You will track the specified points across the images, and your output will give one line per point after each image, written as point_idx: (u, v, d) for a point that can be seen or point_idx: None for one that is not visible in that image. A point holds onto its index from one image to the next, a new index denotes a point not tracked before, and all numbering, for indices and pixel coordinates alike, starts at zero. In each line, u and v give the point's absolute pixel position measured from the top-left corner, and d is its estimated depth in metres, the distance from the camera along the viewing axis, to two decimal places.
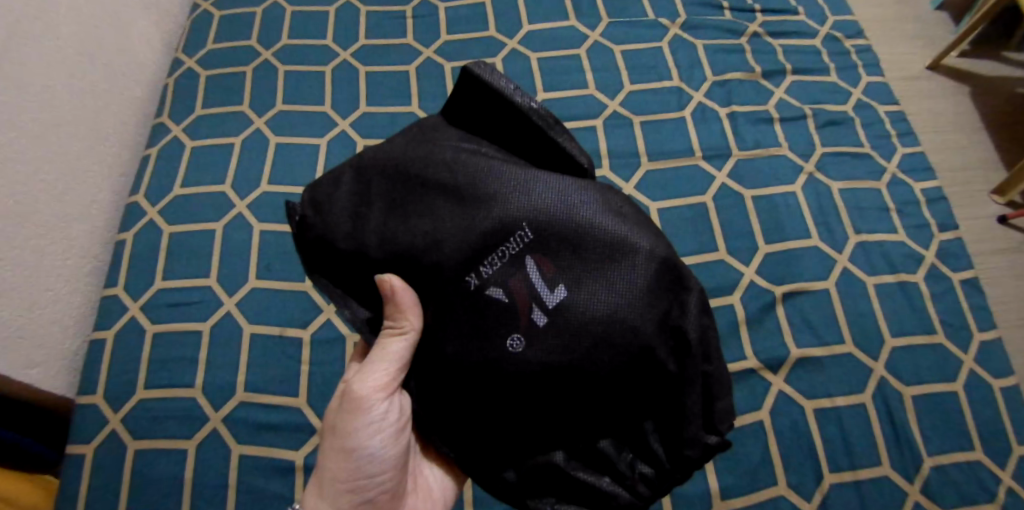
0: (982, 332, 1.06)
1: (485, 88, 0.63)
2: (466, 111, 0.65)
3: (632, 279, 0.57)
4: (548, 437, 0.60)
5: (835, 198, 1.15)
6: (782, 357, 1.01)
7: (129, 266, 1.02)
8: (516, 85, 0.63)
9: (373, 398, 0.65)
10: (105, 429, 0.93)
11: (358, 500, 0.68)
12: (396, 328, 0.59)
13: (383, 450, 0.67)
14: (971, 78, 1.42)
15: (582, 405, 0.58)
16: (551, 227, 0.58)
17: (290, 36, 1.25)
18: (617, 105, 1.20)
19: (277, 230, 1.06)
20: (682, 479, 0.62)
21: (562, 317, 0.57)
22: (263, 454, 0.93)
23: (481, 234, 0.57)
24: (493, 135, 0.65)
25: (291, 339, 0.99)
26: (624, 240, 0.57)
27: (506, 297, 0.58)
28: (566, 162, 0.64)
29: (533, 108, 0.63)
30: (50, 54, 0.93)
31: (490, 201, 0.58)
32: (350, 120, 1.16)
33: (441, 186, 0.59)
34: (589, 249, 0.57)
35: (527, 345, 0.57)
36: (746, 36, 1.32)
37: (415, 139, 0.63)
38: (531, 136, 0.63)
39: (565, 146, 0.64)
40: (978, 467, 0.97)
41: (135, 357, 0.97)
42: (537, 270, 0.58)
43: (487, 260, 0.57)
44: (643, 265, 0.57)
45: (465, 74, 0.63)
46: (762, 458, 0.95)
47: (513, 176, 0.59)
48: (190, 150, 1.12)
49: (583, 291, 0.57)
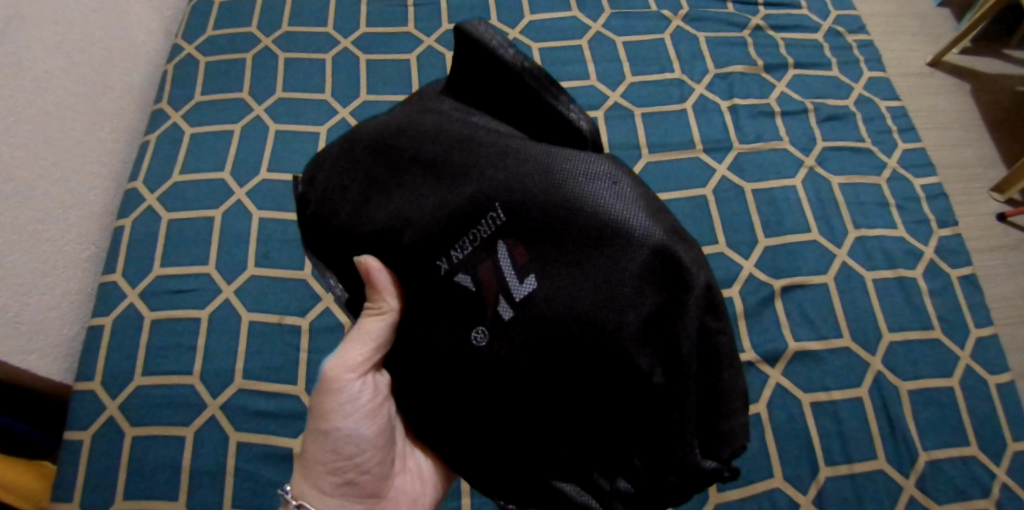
0: (979, 328, 1.07)
1: (479, 47, 0.57)
2: (465, 77, 0.60)
3: (615, 271, 0.51)
4: (527, 447, 0.58)
5: (835, 192, 1.15)
6: (779, 350, 1.01)
7: (127, 253, 1.02)
8: (510, 44, 0.57)
9: (345, 377, 0.64)
10: (102, 416, 0.93)
11: (338, 481, 0.67)
12: (376, 309, 0.59)
13: (359, 428, 0.65)
14: (972, 75, 1.42)
15: (557, 406, 0.56)
16: (525, 212, 0.53)
17: (290, 23, 1.24)
18: (617, 97, 1.20)
19: (277, 218, 1.06)
20: (664, 502, 0.57)
21: (533, 310, 0.53)
22: (261, 441, 0.93)
23: (451, 215, 0.55)
24: (493, 105, 0.59)
25: (289, 327, 0.99)
26: (611, 224, 0.51)
27: (474, 285, 0.55)
28: (565, 128, 0.58)
29: (525, 68, 0.57)
30: (46, 38, 0.92)
31: (464, 180, 0.55)
32: (351, 109, 1.16)
33: (418, 163, 0.57)
34: (568, 236, 0.52)
35: (491, 339, 0.55)
36: (747, 29, 1.31)
37: (408, 110, 0.61)
38: (527, 101, 0.58)
39: (564, 112, 0.58)
40: (972, 463, 0.97)
41: (133, 344, 0.97)
42: (508, 257, 0.54)
43: (458, 244, 0.55)
44: (628, 259, 0.51)
45: (457, 33, 0.57)
46: (759, 452, 0.95)
47: (494, 152, 0.54)
48: (190, 136, 1.12)
49: (559, 281, 0.53)
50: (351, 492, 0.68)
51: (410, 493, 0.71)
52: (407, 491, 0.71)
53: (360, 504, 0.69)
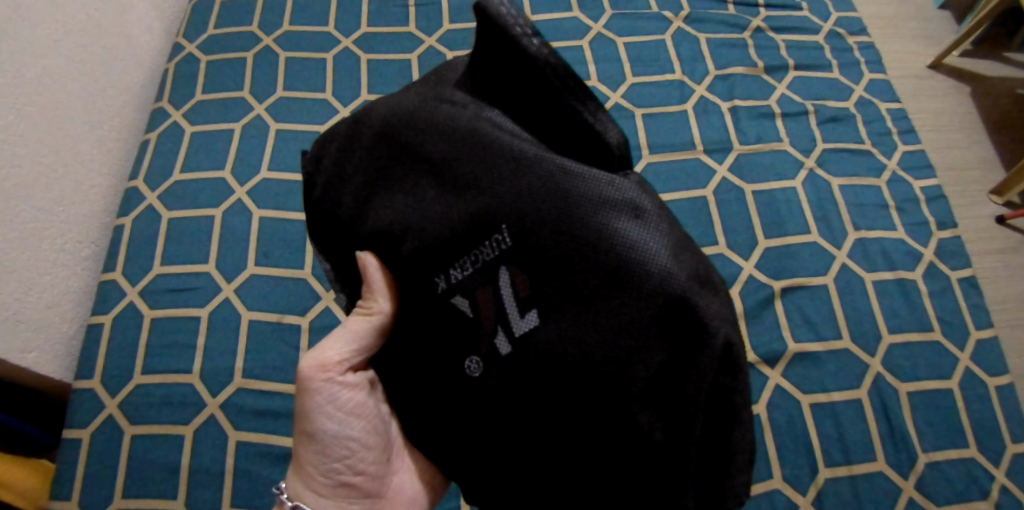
0: (978, 330, 1.07)
1: (501, 34, 0.52)
2: (487, 64, 0.55)
3: (625, 315, 0.49)
4: (515, 464, 0.55)
5: (835, 194, 1.15)
6: (778, 351, 1.01)
7: (127, 251, 1.02)
8: (536, 38, 0.52)
9: (323, 376, 0.64)
10: (101, 414, 0.93)
11: (332, 482, 0.67)
12: (365, 309, 0.60)
13: (344, 426, 0.66)
14: (972, 78, 1.42)
15: (551, 441, 0.53)
16: (529, 241, 0.51)
17: (291, 23, 1.24)
18: (618, 97, 1.20)
19: (276, 216, 1.06)
20: None
21: (532, 347, 0.51)
22: (260, 440, 0.93)
23: (453, 231, 0.53)
24: (512, 101, 0.55)
25: (288, 325, 0.99)
26: (624, 266, 0.48)
27: (471, 310, 0.54)
28: (593, 141, 0.53)
29: (552, 67, 0.52)
30: (47, 36, 0.92)
31: (470, 195, 0.53)
32: (351, 108, 1.16)
33: (425, 168, 0.55)
34: (574, 272, 0.50)
35: (484, 371, 0.54)
36: (748, 30, 1.31)
37: (424, 97, 0.58)
38: (550, 108, 0.53)
39: (593, 123, 0.53)
40: (971, 464, 0.97)
41: (132, 342, 0.96)
42: (510, 284, 0.52)
43: (458, 264, 0.54)
44: (641, 303, 0.48)
45: (480, 16, 0.52)
46: (758, 453, 0.95)
47: (503, 169, 0.52)
48: (190, 135, 1.12)
49: (564, 318, 0.50)
50: (347, 492, 0.68)
51: (408, 491, 0.70)
52: (406, 489, 0.70)
53: (358, 504, 0.68)
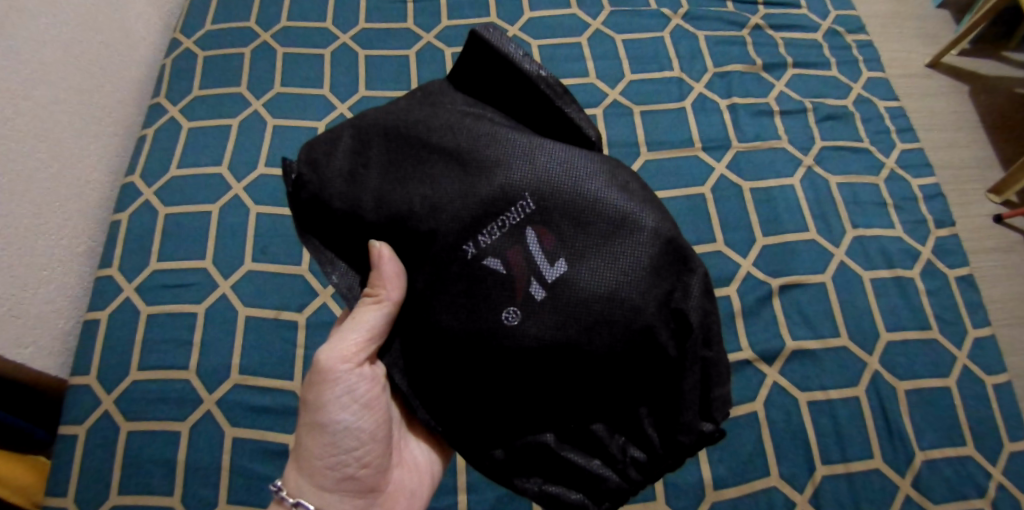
0: (976, 328, 1.07)
1: (495, 55, 0.60)
2: (474, 78, 0.62)
3: (636, 256, 0.54)
4: (540, 410, 0.57)
5: (833, 192, 1.15)
6: (776, 349, 1.01)
7: (123, 246, 1.01)
8: (523, 51, 0.61)
9: (343, 369, 0.63)
10: (97, 410, 0.92)
11: (338, 476, 0.66)
12: (373, 297, 0.57)
13: (357, 421, 0.65)
14: (971, 77, 1.42)
15: (575, 387, 0.56)
16: (551, 198, 0.55)
17: (289, 19, 1.24)
18: (617, 94, 1.20)
19: (273, 213, 1.06)
20: (673, 466, 0.59)
21: (560, 292, 0.54)
22: (256, 437, 0.92)
23: (481, 202, 0.55)
24: (501, 102, 0.62)
25: (285, 322, 0.99)
26: (631, 212, 0.55)
27: (503, 268, 0.55)
28: (574, 134, 0.62)
29: (541, 76, 0.60)
30: (43, 32, 0.92)
31: (490, 166, 0.55)
32: (349, 104, 1.16)
33: (442, 150, 0.57)
34: (592, 222, 0.55)
35: (523, 318, 0.54)
36: (747, 28, 1.31)
37: (417, 102, 0.61)
38: (535, 105, 0.61)
39: (576, 118, 0.62)
40: (968, 462, 0.97)
41: (128, 339, 0.96)
42: (535, 241, 0.55)
43: (486, 230, 0.55)
44: (646, 242, 0.54)
45: (472, 36, 0.60)
46: (755, 450, 0.95)
47: (518, 141, 0.56)
48: (187, 131, 1.11)
49: (585, 266, 0.54)
50: (351, 486, 0.67)
51: (408, 485, 0.72)
52: (405, 484, 0.71)
53: (360, 499, 0.68)
